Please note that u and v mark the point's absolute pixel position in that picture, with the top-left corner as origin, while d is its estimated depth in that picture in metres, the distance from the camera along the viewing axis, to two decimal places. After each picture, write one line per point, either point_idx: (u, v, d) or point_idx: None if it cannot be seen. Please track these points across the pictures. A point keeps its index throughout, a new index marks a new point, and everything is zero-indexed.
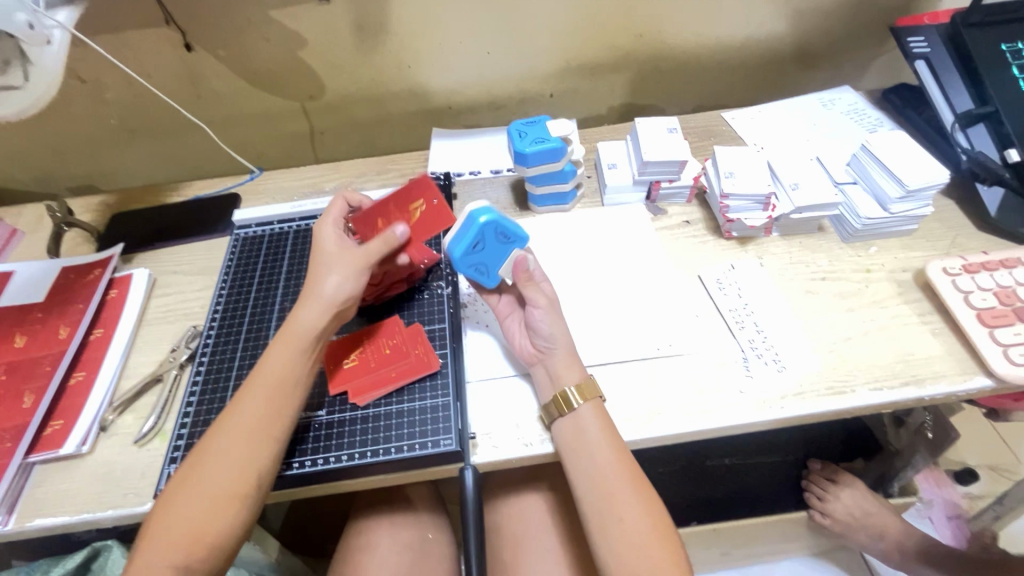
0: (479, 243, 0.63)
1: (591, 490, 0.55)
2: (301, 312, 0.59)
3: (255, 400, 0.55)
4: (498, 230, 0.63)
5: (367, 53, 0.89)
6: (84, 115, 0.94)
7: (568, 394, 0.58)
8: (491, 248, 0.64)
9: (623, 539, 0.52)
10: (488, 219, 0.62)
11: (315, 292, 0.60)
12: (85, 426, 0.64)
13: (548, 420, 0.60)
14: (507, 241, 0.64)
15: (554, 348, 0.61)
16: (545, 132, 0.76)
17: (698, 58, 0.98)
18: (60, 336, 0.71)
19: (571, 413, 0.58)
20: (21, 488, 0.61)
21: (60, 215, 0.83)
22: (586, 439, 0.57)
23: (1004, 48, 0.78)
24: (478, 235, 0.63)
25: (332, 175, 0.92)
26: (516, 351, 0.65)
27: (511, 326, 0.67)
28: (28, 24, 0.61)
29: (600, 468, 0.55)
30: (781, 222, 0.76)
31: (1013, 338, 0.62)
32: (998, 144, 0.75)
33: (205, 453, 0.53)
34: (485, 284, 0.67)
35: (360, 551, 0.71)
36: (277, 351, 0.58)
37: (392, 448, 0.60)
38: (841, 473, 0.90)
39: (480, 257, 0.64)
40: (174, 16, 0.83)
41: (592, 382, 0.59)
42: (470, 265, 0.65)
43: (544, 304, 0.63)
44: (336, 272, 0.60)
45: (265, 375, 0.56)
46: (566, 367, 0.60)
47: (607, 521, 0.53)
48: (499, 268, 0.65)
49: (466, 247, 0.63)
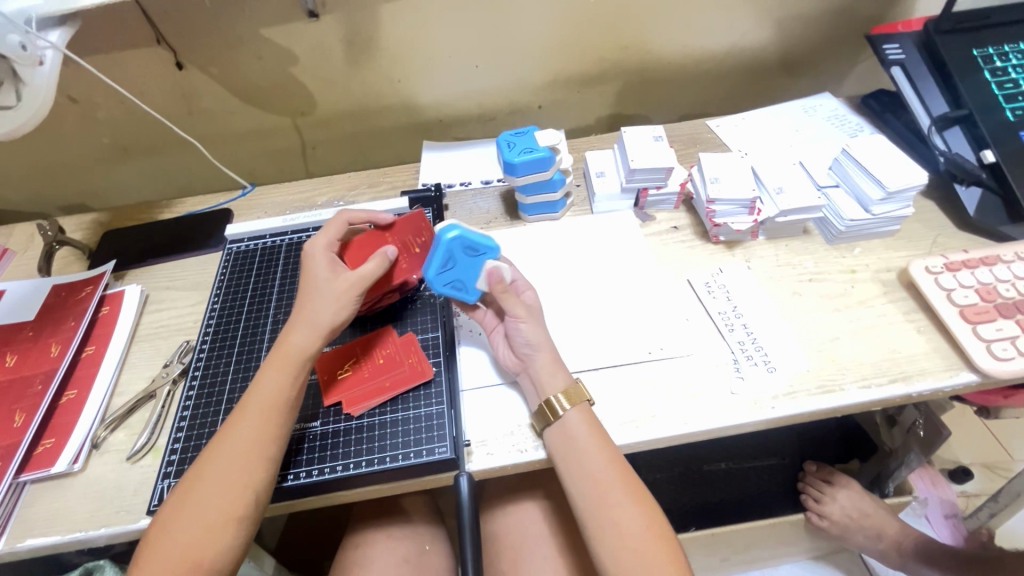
0: (449, 260, 0.63)
1: (586, 495, 0.55)
2: (295, 331, 0.60)
3: (250, 420, 0.55)
4: (466, 245, 0.63)
5: (357, 68, 0.91)
6: (77, 135, 0.94)
7: (552, 403, 0.59)
8: (462, 263, 0.64)
9: (622, 542, 0.52)
10: (454, 235, 0.63)
11: (307, 315, 0.60)
12: (76, 444, 0.64)
13: (540, 428, 0.60)
14: (477, 254, 0.64)
15: (535, 355, 0.62)
16: (533, 142, 0.78)
17: (682, 68, 1.00)
18: (52, 354, 0.71)
19: (559, 420, 0.58)
20: (12, 509, 0.60)
21: (50, 233, 0.84)
22: (575, 444, 0.57)
23: (975, 54, 0.81)
24: (447, 252, 0.63)
25: (324, 189, 0.93)
26: (500, 362, 0.65)
27: (496, 340, 0.67)
28: (21, 45, 0.63)
29: (594, 473, 0.55)
30: (767, 226, 0.77)
31: (995, 333, 0.63)
32: (974, 145, 0.77)
33: (200, 473, 0.53)
34: (467, 301, 0.66)
35: (357, 565, 0.71)
36: (270, 372, 0.58)
37: (386, 458, 0.60)
38: (836, 474, 0.91)
39: (454, 274, 0.64)
40: (164, 35, 0.84)
41: (578, 386, 0.60)
42: (446, 284, 0.64)
43: (524, 315, 0.63)
44: (326, 296, 0.60)
45: (260, 395, 0.57)
46: (550, 374, 0.61)
47: (604, 526, 0.53)
48: (475, 282, 0.64)
49: (437, 265, 0.63)
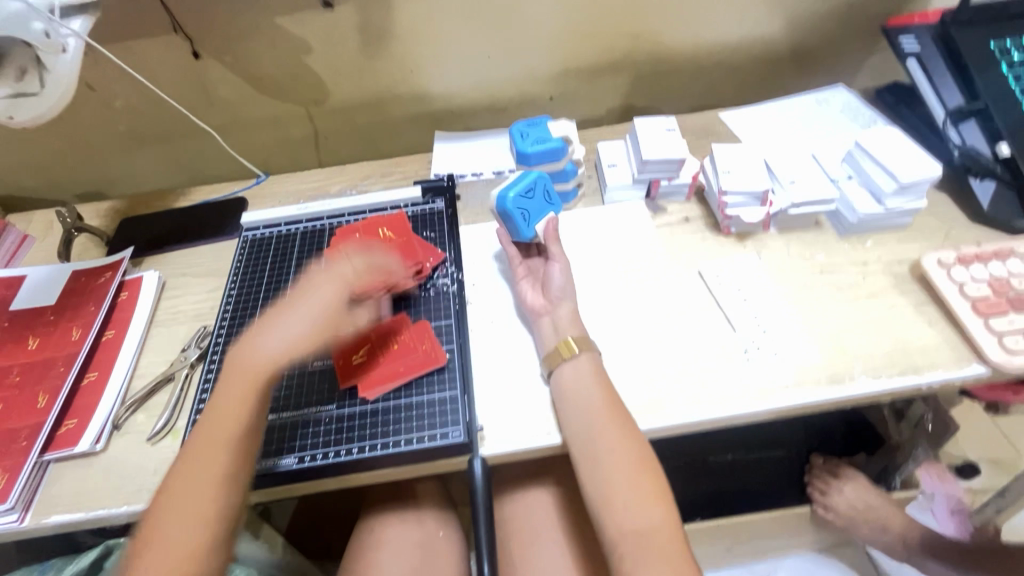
0: (532, 191, 0.73)
1: (581, 424, 0.58)
2: (264, 336, 0.55)
3: (213, 442, 0.52)
4: (546, 188, 0.74)
5: (371, 58, 0.91)
6: (96, 123, 0.96)
7: (567, 342, 0.62)
8: (537, 201, 0.73)
9: (612, 471, 0.55)
10: (540, 174, 0.74)
11: (258, 342, 0.55)
12: (98, 424, 0.65)
13: (549, 368, 0.63)
14: (549, 203, 0.75)
15: (563, 300, 0.67)
16: (545, 133, 0.80)
17: (694, 60, 1.00)
18: (73, 338, 0.72)
19: (571, 360, 0.62)
20: (37, 485, 0.62)
21: (70, 219, 0.86)
22: (580, 381, 0.60)
23: (993, 46, 0.80)
24: (533, 184, 0.73)
25: (337, 178, 0.94)
26: (525, 304, 0.69)
27: (524, 287, 0.71)
28: (44, 32, 0.63)
29: (591, 405, 0.58)
30: (778, 218, 0.78)
31: (1007, 326, 0.64)
32: (989, 139, 0.77)
33: (165, 500, 0.50)
34: (520, 231, 0.72)
35: (368, 548, 0.72)
36: (230, 391, 0.54)
37: (400, 440, 0.61)
38: (844, 466, 0.92)
39: (529, 205, 0.72)
40: (182, 24, 0.85)
41: (590, 338, 0.64)
42: (517, 207, 0.71)
43: (563, 261, 0.70)
44: (292, 330, 0.56)
45: (220, 419, 0.53)
46: (568, 321, 0.65)
47: (596, 454, 0.56)
48: (536, 221, 0.73)
49: (523, 187, 0.72)
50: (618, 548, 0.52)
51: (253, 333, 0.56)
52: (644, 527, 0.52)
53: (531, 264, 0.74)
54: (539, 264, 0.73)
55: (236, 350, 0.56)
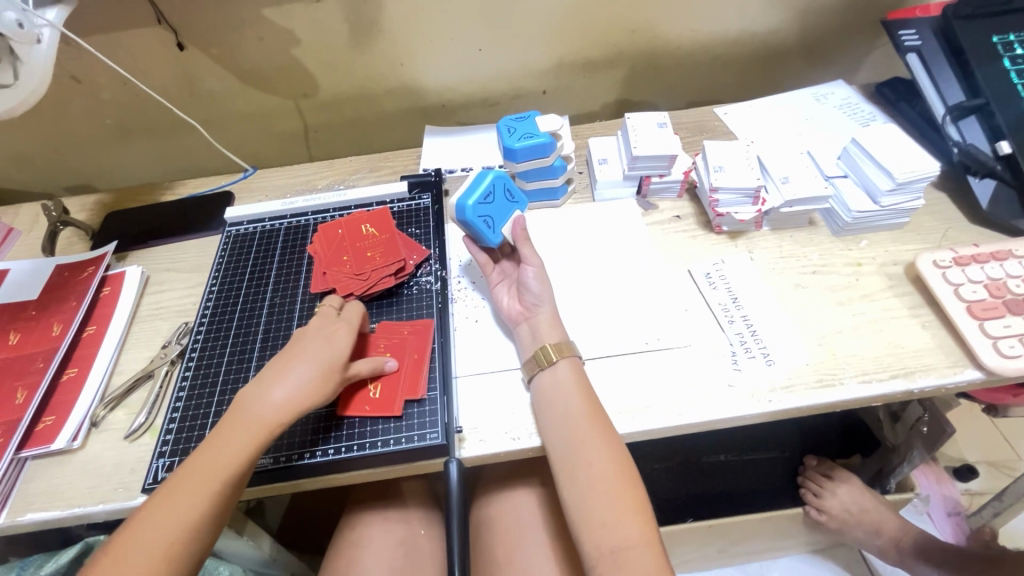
0: (490, 195, 0.70)
1: (562, 436, 0.57)
2: (276, 387, 0.57)
3: (197, 480, 0.51)
4: (506, 187, 0.72)
5: (360, 51, 0.90)
6: (83, 116, 0.95)
7: (547, 350, 0.61)
8: (499, 204, 0.71)
9: (591, 484, 0.54)
10: (497, 176, 0.71)
11: (266, 392, 0.56)
12: (76, 421, 0.65)
13: (528, 375, 0.62)
14: (511, 202, 0.73)
15: (541, 307, 0.65)
16: (534, 128, 0.77)
17: (690, 54, 0.98)
18: (53, 333, 0.72)
19: (551, 367, 0.61)
20: (14, 483, 0.61)
21: (54, 213, 0.84)
22: (561, 390, 0.59)
23: (994, 40, 0.78)
24: (491, 188, 0.70)
25: (325, 173, 0.93)
26: (503, 311, 0.68)
27: (500, 292, 0.70)
28: (17, 22, 0.62)
29: (573, 416, 0.57)
30: (771, 216, 0.76)
31: (1003, 330, 0.62)
32: (990, 137, 0.74)
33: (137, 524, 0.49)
34: (486, 239, 0.69)
35: (351, 547, 0.71)
36: (231, 435, 0.54)
37: (378, 442, 0.60)
38: (837, 469, 0.90)
39: (489, 209, 0.69)
40: (166, 16, 0.83)
41: (570, 343, 0.62)
42: (480, 214, 0.68)
43: (535, 263, 0.67)
44: (300, 379, 0.57)
45: (216, 454, 0.53)
46: (548, 327, 0.64)
47: (576, 468, 0.55)
48: (502, 225, 0.70)
49: (482, 193, 0.69)
50: (597, 566, 0.51)
51: (264, 384, 0.57)
52: (622, 544, 0.50)
53: (503, 268, 0.72)
54: (512, 268, 0.72)
55: (242, 399, 0.57)
